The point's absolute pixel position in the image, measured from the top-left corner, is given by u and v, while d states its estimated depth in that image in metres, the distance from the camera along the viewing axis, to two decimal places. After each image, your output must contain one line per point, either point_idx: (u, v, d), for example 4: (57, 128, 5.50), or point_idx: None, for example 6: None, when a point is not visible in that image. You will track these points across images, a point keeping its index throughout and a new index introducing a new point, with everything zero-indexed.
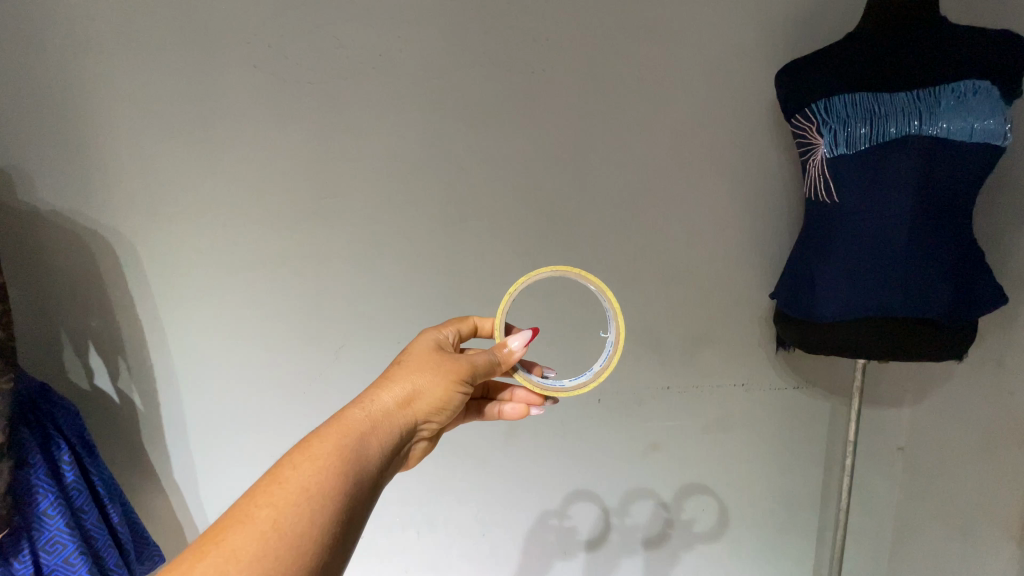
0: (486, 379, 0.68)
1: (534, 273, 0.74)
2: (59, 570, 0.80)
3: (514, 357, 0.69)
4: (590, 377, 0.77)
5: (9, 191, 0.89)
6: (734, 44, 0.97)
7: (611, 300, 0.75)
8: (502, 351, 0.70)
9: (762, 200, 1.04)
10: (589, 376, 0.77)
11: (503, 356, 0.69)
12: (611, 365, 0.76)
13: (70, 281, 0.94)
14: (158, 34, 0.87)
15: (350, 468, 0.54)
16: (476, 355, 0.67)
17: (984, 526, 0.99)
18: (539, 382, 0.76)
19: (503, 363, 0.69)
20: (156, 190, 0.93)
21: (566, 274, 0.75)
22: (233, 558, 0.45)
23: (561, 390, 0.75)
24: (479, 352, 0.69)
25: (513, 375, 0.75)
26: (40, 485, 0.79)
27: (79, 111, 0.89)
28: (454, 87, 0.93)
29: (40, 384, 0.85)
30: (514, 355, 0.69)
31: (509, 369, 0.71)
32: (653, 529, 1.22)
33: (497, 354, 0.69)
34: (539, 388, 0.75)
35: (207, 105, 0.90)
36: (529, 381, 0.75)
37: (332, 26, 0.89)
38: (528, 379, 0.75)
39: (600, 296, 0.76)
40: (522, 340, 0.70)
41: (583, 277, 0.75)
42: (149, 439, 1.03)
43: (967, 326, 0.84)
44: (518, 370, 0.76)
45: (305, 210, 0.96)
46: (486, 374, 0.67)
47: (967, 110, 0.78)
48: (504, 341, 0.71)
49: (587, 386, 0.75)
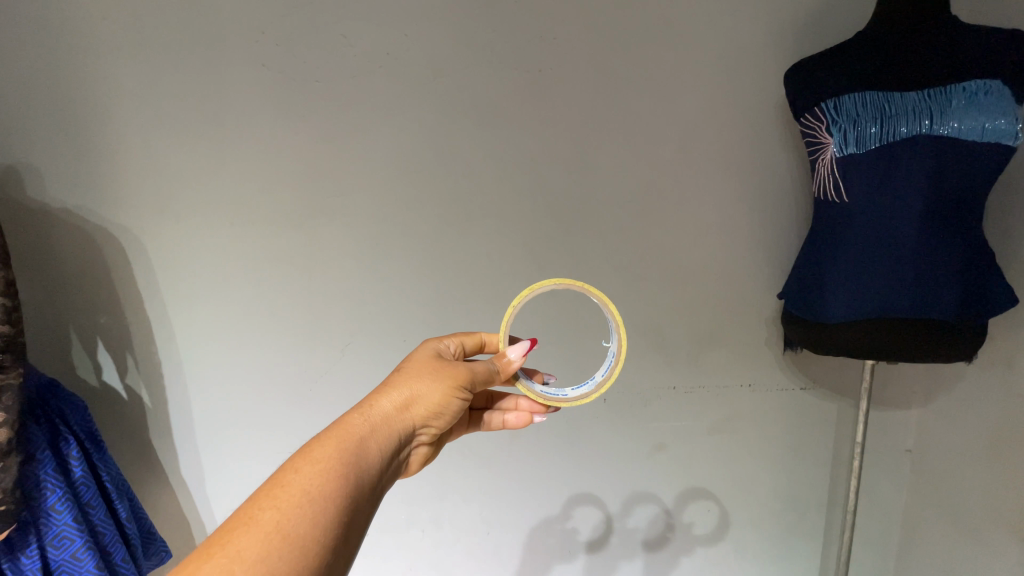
0: (486, 387, 0.67)
1: (539, 285, 0.72)
2: (66, 564, 0.81)
3: (513, 367, 0.68)
4: (592, 389, 0.76)
5: (19, 188, 0.90)
6: (743, 44, 0.96)
7: (613, 313, 0.74)
8: (502, 360, 0.68)
9: (771, 200, 1.04)
10: (590, 388, 0.76)
11: (502, 365, 0.68)
12: (612, 376, 0.75)
13: (79, 278, 0.95)
14: (167, 33, 0.88)
15: (350, 471, 0.54)
16: (474, 362, 0.67)
17: (991, 529, 0.99)
18: (540, 393, 0.74)
19: (502, 373, 0.68)
20: (165, 187, 0.93)
21: (569, 287, 0.73)
22: (238, 558, 0.44)
23: (563, 401, 0.74)
24: (478, 360, 0.69)
25: (514, 384, 0.74)
26: (48, 480, 0.79)
27: (89, 109, 0.89)
28: (462, 86, 0.93)
29: (49, 379, 0.86)
30: (513, 365, 0.68)
31: (508, 380, 0.69)
32: (654, 532, 1.21)
33: (496, 363, 0.68)
34: (541, 399, 0.73)
35: (216, 103, 0.91)
36: (530, 391, 0.74)
37: (340, 25, 0.89)
38: (530, 389, 0.74)
39: (604, 311, 0.74)
40: (521, 350, 0.69)
41: (584, 291, 0.73)
42: (157, 436, 1.04)
43: (977, 330, 0.83)
44: (519, 379, 0.74)
45: (313, 208, 0.96)
46: (484, 382, 0.66)
47: (979, 109, 0.77)
48: (503, 351, 0.70)
49: (589, 397, 0.75)
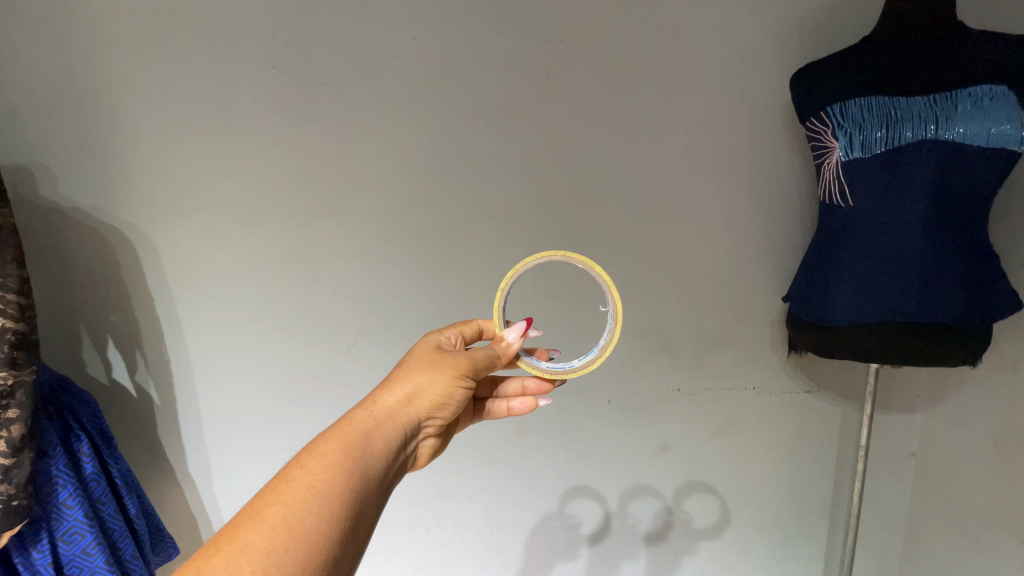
0: (488, 374, 0.68)
1: (522, 263, 0.76)
2: (77, 560, 0.82)
3: (512, 349, 0.70)
4: (597, 353, 0.77)
5: (32, 187, 0.91)
6: (749, 48, 0.97)
7: (602, 274, 0.76)
8: (501, 344, 0.71)
9: (775, 203, 1.04)
10: (595, 353, 0.77)
11: (502, 350, 0.70)
12: (614, 339, 0.76)
13: (90, 276, 0.96)
14: (178, 35, 0.89)
15: (355, 465, 0.54)
16: (475, 350, 0.68)
17: (994, 533, 0.99)
18: (546, 368, 0.76)
19: (503, 356, 0.70)
20: (175, 187, 0.95)
21: (553, 258, 0.77)
22: (245, 552, 0.45)
23: (570, 371, 0.76)
24: (478, 348, 0.70)
25: (519, 363, 0.76)
26: (60, 476, 0.80)
27: (101, 109, 0.90)
28: (470, 89, 0.94)
29: (60, 376, 0.87)
30: (512, 348, 0.70)
31: (509, 362, 0.72)
32: (655, 530, 1.21)
33: (496, 347, 0.70)
34: (547, 372, 0.76)
35: (226, 104, 0.92)
36: (535, 367, 0.76)
37: (350, 28, 0.90)
38: (536, 366, 0.76)
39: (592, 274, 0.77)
40: (519, 331, 0.71)
41: (568, 258, 0.77)
42: (165, 433, 1.05)
43: (981, 333, 0.83)
44: (523, 357, 0.77)
45: (321, 209, 0.97)
46: (486, 368, 0.67)
47: (984, 114, 0.77)
48: (501, 335, 0.72)
49: (595, 363, 0.76)
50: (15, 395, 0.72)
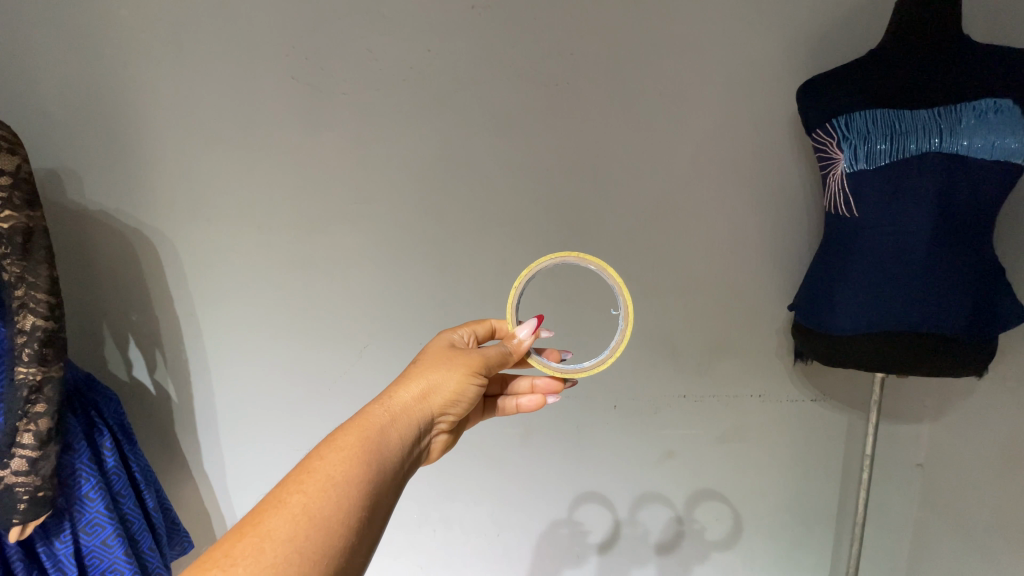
0: (499, 371, 0.70)
1: (536, 263, 0.78)
2: (96, 551, 0.85)
3: (523, 346, 0.72)
4: (607, 354, 0.78)
5: (62, 191, 0.96)
6: (756, 58, 0.99)
7: (614, 276, 0.78)
8: (513, 341, 0.72)
9: (781, 212, 1.05)
10: (606, 354, 0.79)
11: (514, 346, 0.72)
12: (623, 340, 0.78)
13: (114, 276, 1.00)
14: (202, 46, 0.92)
15: (372, 457, 0.56)
16: (487, 348, 0.70)
17: (999, 544, 0.99)
18: (556, 367, 0.78)
19: (514, 353, 0.71)
20: (196, 191, 0.98)
21: (565, 259, 0.78)
22: (269, 538, 0.47)
23: (578, 371, 0.78)
24: (490, 345, 0.72)
25: (529, 360, 0.78)
26: (83, 469, 0.83)
27: (127, 116, 0.94)
28: (481, 99, 0.97)
29: (85, 373, 0.90)
30: (524, 344, 0.72)
31: (521, 359, 0.73)
32: (665, 539, 1.22)
33: (508, 345, 0.72)
34: (558, 371, 0.78)
35: (246, 112, 0.95)
36: (546, 365, 0.78)
37: (366, 40, 0.93)
38: (546, 363, 0.78)
39: (604, 275, 0.78)
40: (530, 328, 0.73)
41: (581, 259, 0.78)
42: (183, 430, 1.08)
43: (987, 343, 0.84)
44: (534, 356, 0.79)
45: (337, 214, 1.00)
46: (497, 365, 0.69)
47: (988, 127, 0.78)
48: (513, 333, 0.74)
49: (605, 363, 0.78)
50: (44, 390, 0.75)
